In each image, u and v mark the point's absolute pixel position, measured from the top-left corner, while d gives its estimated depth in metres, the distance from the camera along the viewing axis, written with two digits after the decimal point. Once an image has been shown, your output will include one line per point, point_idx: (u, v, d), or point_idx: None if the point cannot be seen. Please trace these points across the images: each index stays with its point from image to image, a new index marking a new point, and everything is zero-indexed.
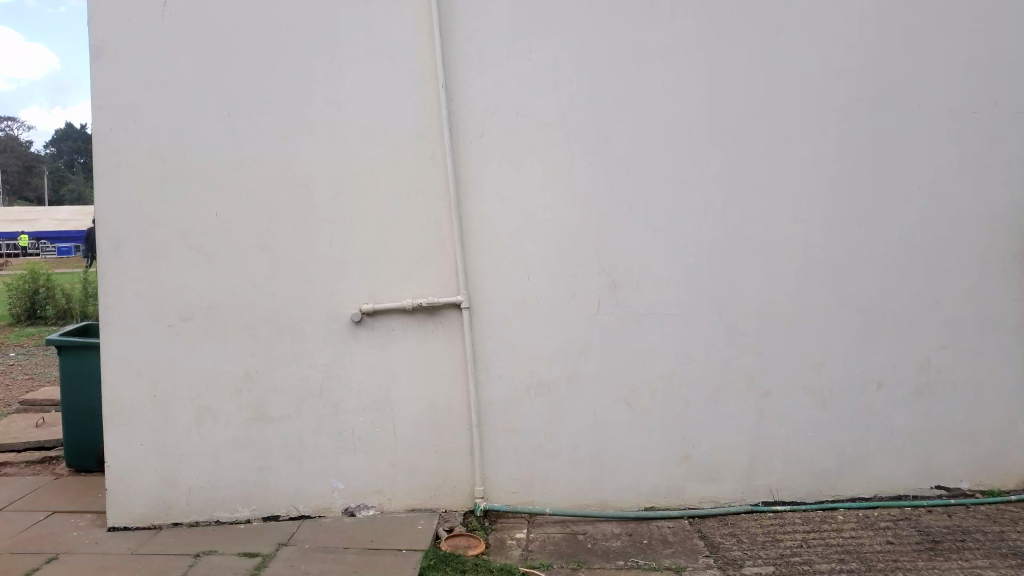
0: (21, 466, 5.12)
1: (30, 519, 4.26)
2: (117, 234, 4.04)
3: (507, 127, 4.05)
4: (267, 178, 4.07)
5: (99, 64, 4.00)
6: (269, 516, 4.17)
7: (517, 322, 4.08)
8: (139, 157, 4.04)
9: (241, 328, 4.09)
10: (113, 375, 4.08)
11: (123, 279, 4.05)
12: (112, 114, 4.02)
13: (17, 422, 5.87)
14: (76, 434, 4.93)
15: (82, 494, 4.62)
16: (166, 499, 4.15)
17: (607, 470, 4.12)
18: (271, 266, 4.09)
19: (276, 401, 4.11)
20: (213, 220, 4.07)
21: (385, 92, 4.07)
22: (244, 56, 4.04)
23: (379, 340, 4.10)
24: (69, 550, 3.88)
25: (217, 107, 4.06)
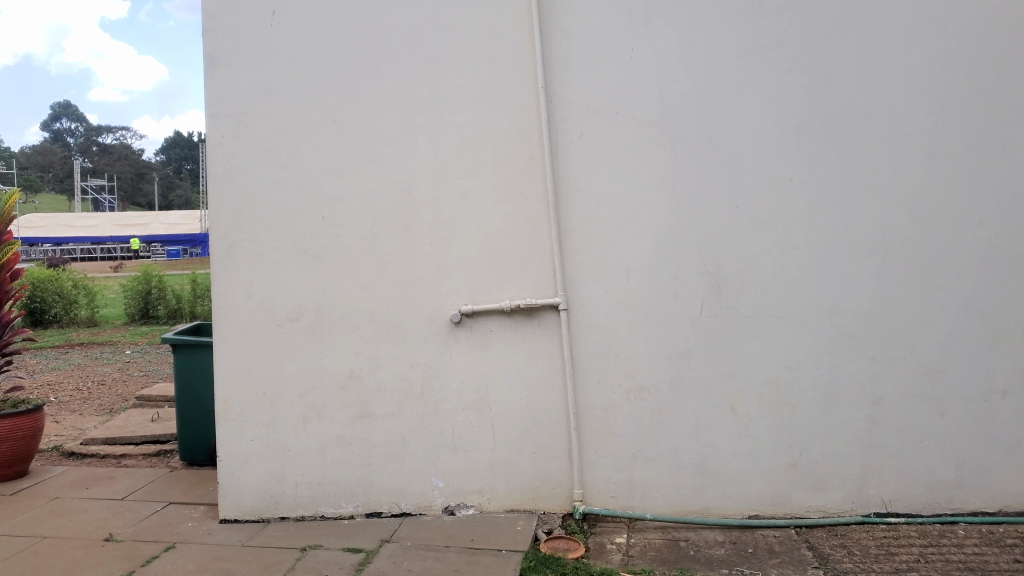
0: (139, 459, 5.39)
1: (149, 508, 4.48)
2: (230, 237, 4.21)
3: (607, 127, 4.02)
4: (370, 181, 4.16)
5: (215, 74, 4.18)
6: (372, 512, 4.25)
7: (617, 325, 4.04)
8: (251, 162, 4.20)
9: (345, 328, 4.19)
10: (226, 373, 4.25)
11: (236, 281, 4.21)
12: (227, 121, 4.20)
13: (135, 417, 6.18)
14: (189, 430, 5.15)
15: (196, 486, 4.83)
16: (274, 494, 4.28)
17: (710, 476, 4.03)
18: (375, 268, 4.17)
19: (378, 400, 4.19)
20: (320, 223, 4.19)
21: (485, 94, 4.10)
22: (348, 62, 4.15)
23: (479, 340, 4.13)
24: (186, 540, 4.06)
25: (324, 113, 4.17)
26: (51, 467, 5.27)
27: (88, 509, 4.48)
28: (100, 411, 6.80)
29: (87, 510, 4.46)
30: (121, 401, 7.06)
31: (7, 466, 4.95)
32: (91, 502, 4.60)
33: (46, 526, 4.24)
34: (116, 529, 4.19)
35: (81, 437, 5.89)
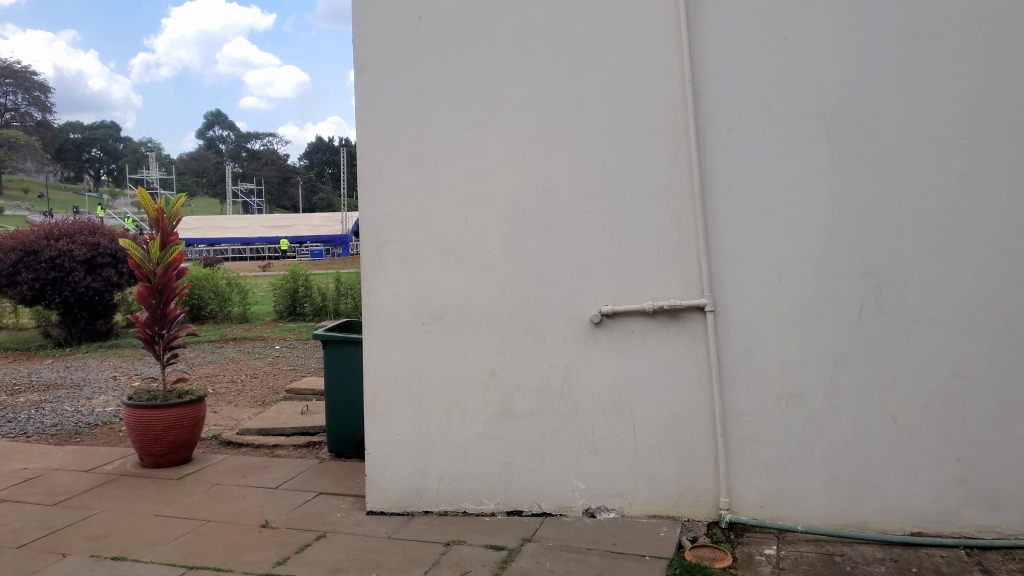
0: (291, 449, 5.64)
1: (301, 497, 4.67)
2: (378, 237, 4.33)
3: (757, 121, 3.87)
4: (513, 181, 4.18)
5: (364, 80, 4.31)
6: (513, 511, 4.27)
7: (767, 327, 3.88)
8: (398, 165, 4.31)
9: (487, 327, 4.22)
10: (373, 368, 4.38)
11: (383, 280, 4.33)
12: (375, 125, 4.33)
13: (286, 409, 6.48)
14: (337, 423, 5.34)
15: (343, 478, 5.00)
16: (418, 488, 4.37)
17: (868, 488, 3.81)
18: (516, 268, 4.18)
19: (519, 399, 4.20)
20: (463, 223, 4.24)
21: (629, 91, 4.03)
22: (491, 63, 4.18)
23: (621, 342, 4.07)
24: (335, 530, 4.20)
25: (467, 114, 4.22)
26: (211, 455, 5.60)
27: (245, 496, 4.73)
28: (253, 402, 7.17)
29: (245, 497, 4.71)
30: (273, 394, 7.42)
31: (173, 453, 5.29)
32: (248, 489, 4.85)
33: (209, 510, 4.51)
34: (272, 516, 4.40)
35: (238, 427, 6.23)
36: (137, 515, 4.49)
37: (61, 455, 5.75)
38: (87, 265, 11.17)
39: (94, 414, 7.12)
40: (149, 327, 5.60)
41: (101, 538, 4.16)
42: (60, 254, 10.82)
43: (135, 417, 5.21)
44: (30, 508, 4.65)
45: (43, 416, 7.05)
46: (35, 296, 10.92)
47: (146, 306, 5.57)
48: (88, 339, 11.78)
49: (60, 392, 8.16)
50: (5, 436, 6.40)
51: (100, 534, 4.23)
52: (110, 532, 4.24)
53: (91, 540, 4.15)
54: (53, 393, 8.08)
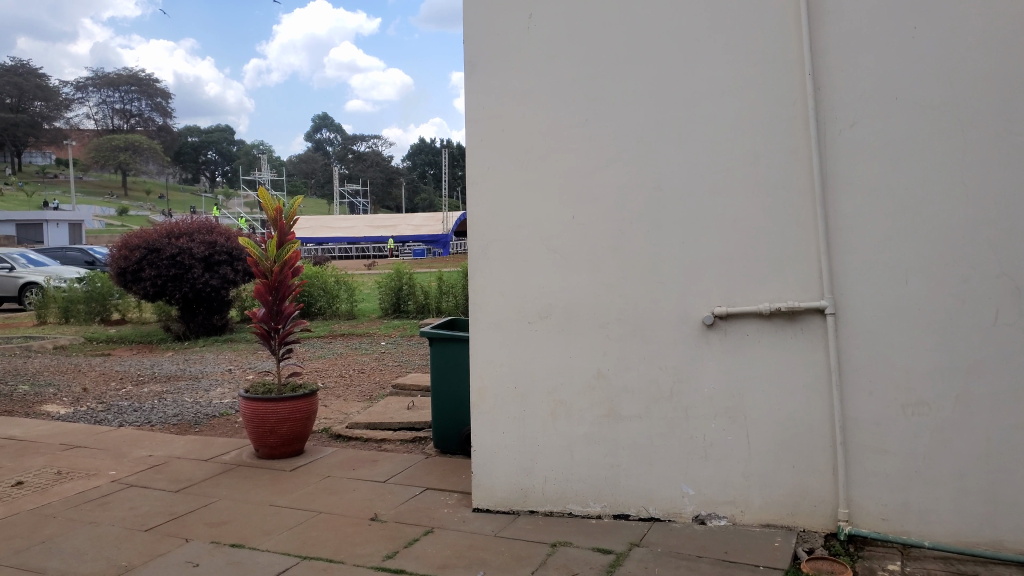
0: (398, 444, 5.74)
1: (409, 492, 4.74)
2: (486, 235, 4.34)
3: (883, 114, 3.68)
4: (622, 179, 4.11)
5: (474, 79, 4.33)
6: (620, 514, 4.20)
7: (891, 331, 3.69)
8: (506, 164, 4.31)
9: (594, 327, 4.17)
10: (479, 366, 4.39)
11: (491, 278, 4.34)
12: (484, 124, 4.34)
13: (392, 404, 6.60)
14: (442, 419, 5.39)
15: (449, 474, 5.04)
16: (524, 487, 4.36)
17: (1004, 505, 3.57)
18: (625, 267, 4.12)
19: (627, 401, 4.13)
20: (571, 222, 4.20)
21: (745, 85, 3.91)
22: (601, 60, 4.13)
23: (734, 345, 3.95)
24: (442, 526, 4.24)
25: (577, 112, 4.19)
26: (322, 447, 5.76)
27: (354, 489, 4.83)
28: (361, 397, 7.33)
29: (354, 490, 4.81)
30: (379, 389, 7.58)
31: (286, 444, 5.45)
32: (357, 482, 4.95)
33: (320, 502, 4.63)
34: (381, 510, 4.47)
35: (347, 420, 6.38)
36: (253, 504, 4.65)
37: (182, 444, 6.02)
38: (205, 262, 11.69)
39: (212, 405, 7.44)
40: (265, 322, 5.80)
41: (220, 526, 4.32)
42: (180, 252, 11.39)
43: (251, 409, 5.40)
44: (155, 494, 4.89)
45: (165, 405, 7.41)
46: (158, 292, 11.52)
47: (262, 302, 5.77)
48: (204, 333, 12.33)
49: (180, 383, 8.57)
50: (132, 424, 6.76)
51: (219, 521, 4.40)
52: (228, 520, 4.41)
53: (211, 527, 4.33)
54: (175, 384, 8.49)
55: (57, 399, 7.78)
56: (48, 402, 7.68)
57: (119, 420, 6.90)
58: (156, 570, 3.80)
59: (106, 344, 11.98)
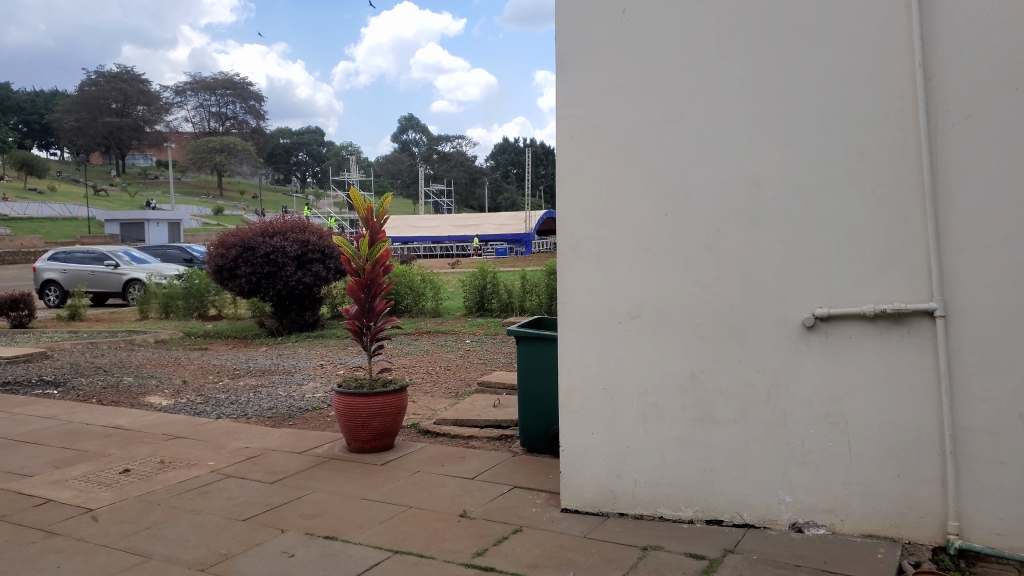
0: (485, 441, 5.77)
1: (497, 490, 4.75)
2: (576, 234, 4.30)
3: (1000, 105, 3.48)
4: (718, 176, 4.02)
5: (566, 76, 4.29)
6: (713, 519, 4.11)
7: (1007, 335, 3.49)
8: (597, 161, 4.26)
9: (688, 328, 4.08)
10: (569, 366, 4.36)
11: (581, 278, 4.30)
12: (575, 122, 4.30)
13: (479, 401, 6.63)
14: (529, 418, 5.37)
15: (537, 473, 5.03)
16: (614, 489, 4.31)
17: None
18: (720, 267, 4.02)
19: (721, 404, 4.03)
20: (664, 220, 4.13)
21: (848, 77, 3.76)
22: (697, 55, 4.05)
23: (835, 348, 3.81)
24: (531, 524, 4.23)
25: (671, 108, 4.11)
26: (411, 443, 5.83)
27: (444, 485, 4.87)
28: (448, 394, 7.40)
29: (443, 486, 4.85)
30: (466, 387, 7.64)
31: (377, 439, 5.55)
32: (446, 478, 4.99)
33: (410, 497, 4.68)
34: (470, 506, 4.50)
35: (435, 417, 6.45)
36: (346, 497, 4.74)
37: (277, 436, 6.19)
38: (298, 261, 12.01)
39: (304, 398, 7.63)
40: (358, 319, 5.91)
41: (314, 518, 4.42)
42: (274, 251, 11.75)
43: (343, 403, 5.51)
44: (252, 484, 5.03)
45: (260, 399, 7.63)
46: (253, 289, 11.89)
47: (355, 299, 5.87)
48: (296, 330, 12.66)
49: (274, 377, 8.82)
50: (229, 416, 6.98)
51: (313, 513, 4.50)
52: (322, 512, 4.51)
53: (305, 518, 4.43)
54: (269, 378, 8.74)
55: (159, 391, 8.11)
56: (152, 393, 8.02)
57: (217, 412, 7.14)
58: (254, 558, 3.92)
59: (203, 338, 12.44)
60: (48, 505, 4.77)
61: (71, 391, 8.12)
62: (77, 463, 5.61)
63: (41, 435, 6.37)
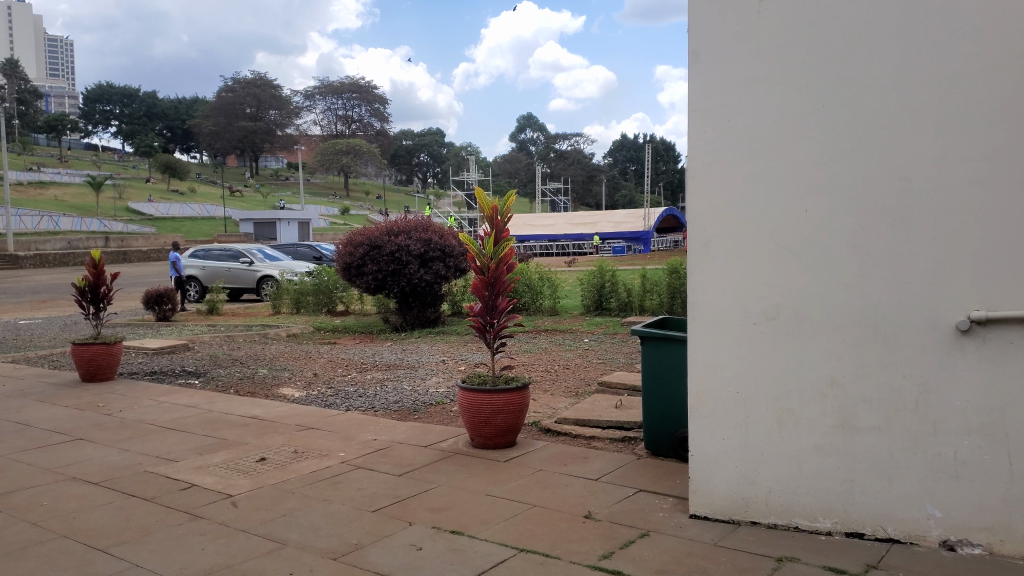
0: (607, 442, 5.69)
1: (623, 492, 4.68)
2: (708, 232, 4.16)
3: None
4: (863, 170, 3.81)
5: (697, 68, 4.15)
6: (853, 533, 3.89)
7: None
8: (731, 156, 4.11)
9: (828, 330, 3.88)
10: (698, 368, 4.22)
11: (711, 276, 4.16)
12: (707, 116, 4.16)
13: (600, 402, 6.56)
14: (654, 421, 5.26)
15: (663, 477, 4.92)
16: (746, 497, 4.15)
17: None
18: (865, 266, 3.80)
19: (864, 411, 3.82)
20: (803, 217, 3.95)
21: (1012, 64, 3.52)
22: (841, 43, 3.85)
23: (993, 353, 3.54)
24: (658, 530, 4.13)
25: (811, 99, 3.92)
26: (533, 441, 5.82)
27: (568, 485, 4.83)
28: (568, 393, 7.37)
29: (568, 486, 4.81)
30: (586, 386, 7.58)
31: (500, 435, 5.57)
32: (570, 478, 4.95)
33: (534, 496, 4.67)
34: (595, 508, 4.44)
35: (556, 416, 6.43)
36: (471, 493, 4.77)
37: (403, 430, 6.32)
38: (421, 259, 12.24)
39: (428, 393, 7.78)
40: (482, 317, 5.96)
41: (441, 512, 4.47)
42: (398, 249, 12.04)
43: (468, 400, 5.56)
44: (380, 476, 5.15)
45: (386, 393, 7.83)
46: (378, 286, 12.23)
47: (479, 297, 5.92)
48: (418, 326, 12.93)
49: (398, 371, 9.03)
50: (357, 409, 7.19)
51: (439, 507, 4.56)
52: (448, 506, 4.56)
53: (432, 512, 4.49)
54: (394, 372, 8.96)
55: (291, 383, 8.45)
56: (285, 385, 8.36)
57: (346, 404, 7.37)
58: (384, 549, 4.00)
59: (331, 333, 12.90)
60: (193, 489, 5.03)
61: (211, 381, 8.57)
62: (218, 450, 5.90)
63: (186, 422, 6.75)
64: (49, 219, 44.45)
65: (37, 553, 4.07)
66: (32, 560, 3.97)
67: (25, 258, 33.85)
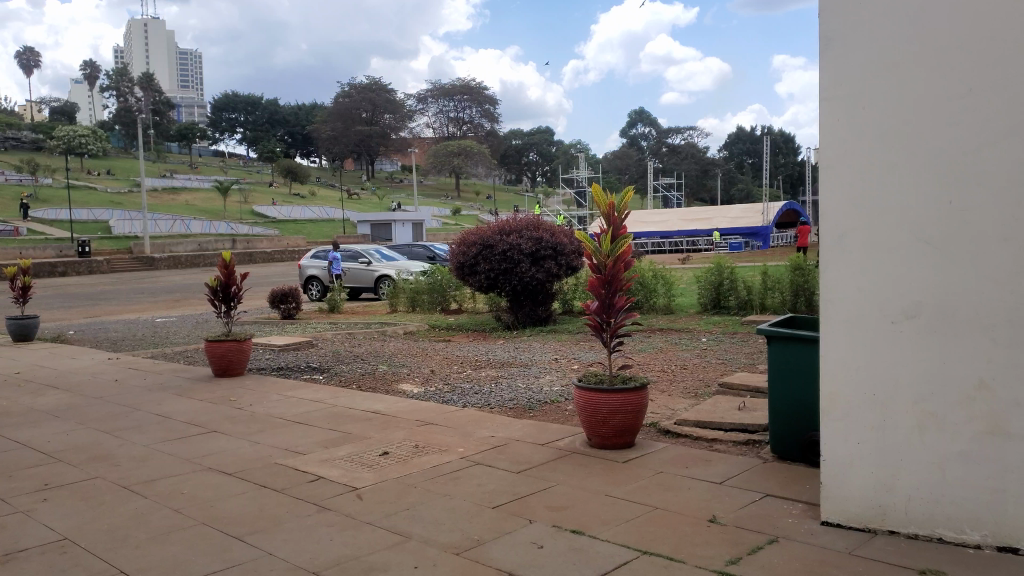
0: (730, 445, 5.54)
1: (748, 497, 4.53)
2: (841, 225, 3.98)
3: None
4: (1017, 158, 3.56)
5: (830, 54, 3.96)
6: (1005, 547, 3.63)
7: None
8: (866, 145, 3.91)
9: (975, 329, 3.64)
10: (831, 369, 4.04)
11: (845, 272, 3.97)
12: (840, 104, 3.97)
13: (722, 403, 6.39)
14: (780, 423, 5.08)
15: (791, 482, 4.74)
16: (883, 505, 3.94)
17: None
18: (1018, 261, 3.55)
19: (1017, 417, 3.56)
20: (947, 209, 3.72)
21: None
22: (991, 23, 3.59)
23: None
24: (788, 536, 3.98)
25: (956, 83, 3.69)
26: (652, 442, 5.72)
27: (690, 487, 4.73)
28: (687, 394, 7.21)
29: (690, 489, 4.71)
30: (705, 387, 7.40)
31: (618, 436, 5.50)
32: (692, 481, 4.84)
33: (656, 498, 4.59)
34: (719, 512, 4.32)
35: (675, 417, 6.30)
36: (590, 493, 4.73)
37: (520, 428, 6.34)
38: (533, 257, 12.28)
39: (543, 392, 7.77)
40: (598, 315, 5.91)
41: (561, 511, 4.46)
42: (510, 248, 12.13)
43: (585, 398, 5.52)
44: (499, 473, 5.18)
45: (502, 390, 7.89)
46: (491, 284, 12.36)
47: (596, 296, 5.86)
48: (531, 324, 12.97)
49: (514, 369, 9.07)
50: (474, 405, 7.27)
51: (559, 506, 4.54)
52: (567, 506, 4.53)
53: (552, 510, 4.48)
54: (508, 370, 9.01)
55: (410, 379, 8.62)
56: (404, 381, 8.54)
57: (463, 401, 7.47)
58: (506, 546, 4.01)
59: (445, 331, 13.13)
60: (320, 481, 5.20)
61: (335, 377, 8.86)
62: (342, 444, 6.08)
63: (311, 416, 7.00)
64: (182, 222, 47.25)
65: (180, 538, 4.29)
66: (175, 544, 4.19)
67: (161, 261, 36.07)
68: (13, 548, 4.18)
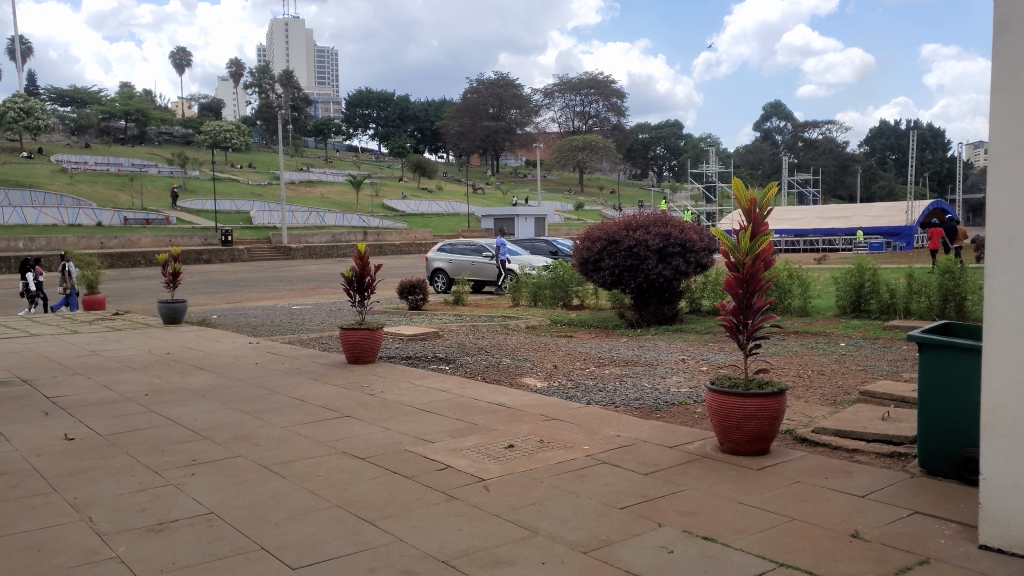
0: (873, 457, 5.24)
1: (895, 513, 4.27)
2: (1011, 226, 3.68)
3: None
4: None
5: (1005, 41, 3.67)
6: None
7: None
8: None
9: None
10: (995, 381, 3.75)
11: (1014, 277, 3.67)
12: (1013, 96, 3.66)
13: (864, 412, 6.06)
14: (932, 436, 4.76)
15: (943, 500, 4.43)
16: None
17: None
18: None
19: None
20: None
21: None
22: None
23: None
24: (940, 558, 3.72)
25: None
26: (787, 450, 5.49)
27: (830, 499, 4.50)
28: (826, 401, 6.89)
29: (830, 501, 4.48)
30: (845, 394, 7.05)
31: (752, 442, 5.31)
32: (832, 493, 4.61)
33: (793, 508, 4.39)
34: (863, 527, 4.09)
35: (813, 425, 6.03)
36: (722, 499, 4.59)
37: (647, 428, 6.23)
38: (659, 254, 12.07)
39: (670, 392, 7.61)
40: (735, 316, 5.72)
41: (691, 516, 4.34)
42: (637, 244, 11.97)
43: (718, 402, 5.36)
44: (626, 473, 5.11)
45: (628, 389, 7.78)
46: (615, 281, 12.27)
47: (732, 296, 5.68)
48: (656, 323, 12.73)
49: (639, 368, 8.93)
50: (600, 403, 7.21)
51: (690, 511, 4.42)
52: (698, 511, 4.41)
53: (682, 515, 4.36)
54: (633, 369, 8.88)
55: (534, 374, 8.64)
56: (528, 375, 8.57)
57: (589, 398, 7.41)
58: (634, 548, 3.94)
59: (568, 326, 13.10)
60: (448, 470, 5.27)
61: (461, 368, 8.99)
62: (469, 435, 6.15)
63: (438, 405, 7.12)
64: (316, 215, 49.35)
65: (316, 518, 4.45)
66: (311, 525, 4.35)
67: (296, 250, 37.69)
68: (165, 518, 4.45)
